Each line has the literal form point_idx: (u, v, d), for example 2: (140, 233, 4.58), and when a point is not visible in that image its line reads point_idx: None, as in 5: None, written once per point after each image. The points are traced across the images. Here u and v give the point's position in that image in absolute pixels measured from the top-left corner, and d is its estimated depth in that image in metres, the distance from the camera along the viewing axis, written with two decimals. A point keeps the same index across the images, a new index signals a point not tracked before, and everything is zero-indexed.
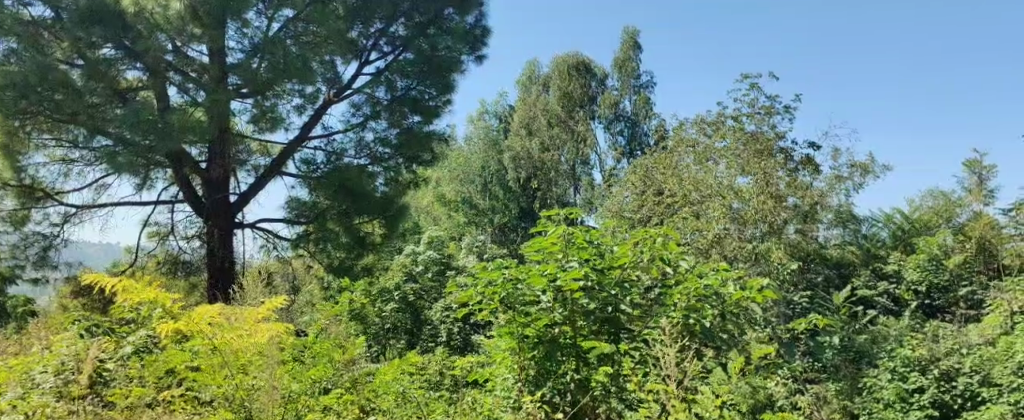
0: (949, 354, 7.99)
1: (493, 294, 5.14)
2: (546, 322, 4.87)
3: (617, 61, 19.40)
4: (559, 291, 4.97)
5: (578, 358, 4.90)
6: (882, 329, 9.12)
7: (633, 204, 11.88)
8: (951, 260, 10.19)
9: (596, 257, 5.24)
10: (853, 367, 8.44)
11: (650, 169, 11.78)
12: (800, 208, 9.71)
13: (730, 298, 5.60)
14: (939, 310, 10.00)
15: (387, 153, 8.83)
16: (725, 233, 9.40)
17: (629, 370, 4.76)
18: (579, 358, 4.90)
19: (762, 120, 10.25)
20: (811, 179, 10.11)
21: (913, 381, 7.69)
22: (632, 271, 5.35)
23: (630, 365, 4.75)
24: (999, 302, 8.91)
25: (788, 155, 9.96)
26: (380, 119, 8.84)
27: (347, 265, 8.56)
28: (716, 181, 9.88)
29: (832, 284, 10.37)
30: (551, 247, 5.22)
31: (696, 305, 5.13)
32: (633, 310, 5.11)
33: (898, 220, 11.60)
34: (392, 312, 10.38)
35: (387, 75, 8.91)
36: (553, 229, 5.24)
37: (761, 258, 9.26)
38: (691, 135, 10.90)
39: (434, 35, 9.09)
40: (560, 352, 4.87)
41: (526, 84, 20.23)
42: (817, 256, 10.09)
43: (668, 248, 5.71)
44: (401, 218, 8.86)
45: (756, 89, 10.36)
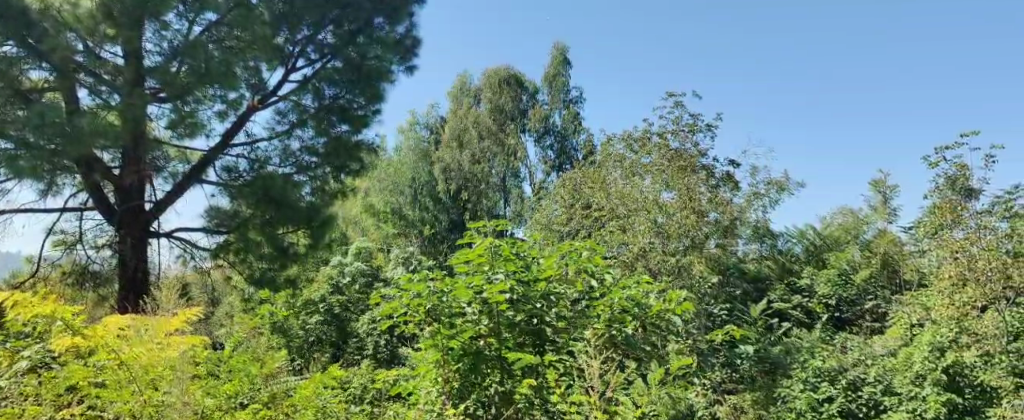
0: (856, 365, 8.41)
1: (418, 306, 5.03)
2: (471, 334, 4.82)
3: (547, 76, 19.67)
4: (485, 302, 4.99)
5: (502, 370, 4.89)
6: (794, 341, 9.46)
7: (561, 217, 12.07)
8: (859, 275, 10.78)
9: (522, 269, 5.28)
10: (769, 377, 8.73)
11: (579, 183, 12.00)
12: (721, 223, 10.00)
13: (650, 311, 5.62)
14: (846, 323, 10.53)
15: (313, 162, 8.70)
16: (650, 247, 9.65)
17: (554, 381, 4.85)
18: (503, 370, 4.90)
19: (686, 137, 10.57)
20: (731, 195, 10.51)
21: (824, 391, 8.03)
22: (557, 284, 5.45)
23: (555, 376, 4.83)
24: (900, 315, 9.41)
25: (710, 171, 10.31)
26: (306, 126, 8.71)
27: (269, 276, 8.34)
28: (642, 195, 10.09)
29: (750, 297, 10.71)
30: (477, 259, 5.23)
31: (617, 316, 5.26)
32: (558, 322, 5.21)
33: (811, 236, 12.10)
34: (316, 324, 10.17)
35: (313, 83, 8.78)
36: (481, 241, 5.28)
37: (684, 271, 9.51)
38: (619, 150, 11.22)
39: (363, 44, 9.00)
40: (485, 364, 4.84)
41: (457, 95, 20.21)
42: (734, 269, 10.42)
43: (593, 261, 5.84)
44: (328, 228, 8.66)
45: (679, 107, 10.70)
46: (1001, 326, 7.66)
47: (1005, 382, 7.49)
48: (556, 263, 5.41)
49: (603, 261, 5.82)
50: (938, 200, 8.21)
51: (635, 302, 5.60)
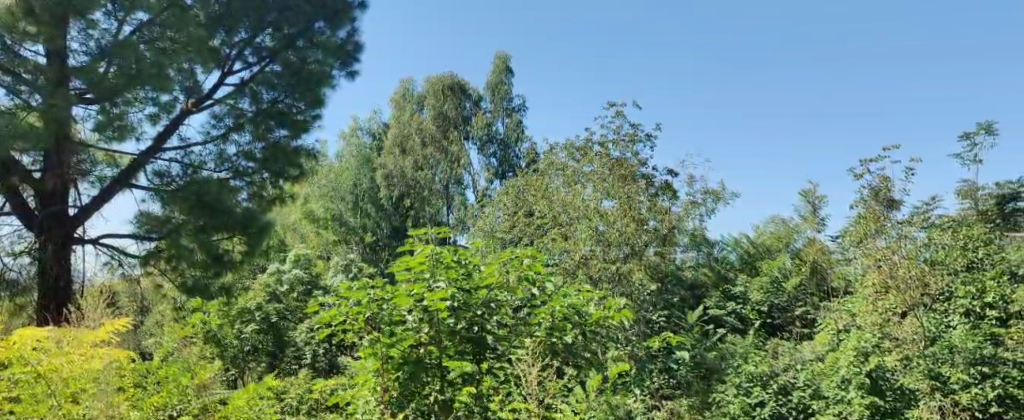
0: (787, 369, 8.65)
1: (358, 314, 4.97)
2: (410, 342, 4.79)
3: (489, 84, 19.77)
4: (426, 310, 4.89)
5: (442, 379, 4.87)
6: (728, 346, 9.73)
7: (504, 224, 12.12)
8: (790, 282, 11.06)
9: (464, 277, 5.12)
10: (704, 383, 8.96)
11: (522, 190, 12.10)
12: (660, 231, 10.19)
13: (588, 319, 5.73)
14: (778, 328, 10.94)
15: (250, 168, 8.48)
16: (591, 254, 9.80)
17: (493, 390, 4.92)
18: (443, 379, 4.88)
19: (626, 146, 10.75)
20: (670, 203, 10.72)
21: (756, 396, 8.30)
22: (498, 291, 5.27)
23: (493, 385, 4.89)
24: (828, 320, 9.65)
25: (649, 180, 10.56)
26: (243, 131, 8.50)
27: (202, 285, 7.99)
28: (584, 203, 10.22)
29: (687, 304, 10.98)
30: (418, 267, 5.06)
31: (558, 323, 5.34)
32: (500, 330, 5.17)
33: (745, 244, 12.41)
34: (252, 333, 9.90)
35: (251, 86, 8.59)
36: (421, 249, 5.08)
37: (623, 279, 9.71)
38: (561, 158, 11.34)
39: (303, 48, 8.87)
40: (425, 373, 4.81)
41: (399, 101, 20.05)
42: (672, 276, 10.60)
43: (533, 269, 5.77)
44: (265, 234, 8.39)
45: (620, 117, 10.90)
46: (920, 331, 7.94)
47: (920, 385, 7.63)
48: (497, 271, 5.27)
49: (543, 269, 5.74)
50: (862, 210, 8.69)
51: (574, 308, 5.67)
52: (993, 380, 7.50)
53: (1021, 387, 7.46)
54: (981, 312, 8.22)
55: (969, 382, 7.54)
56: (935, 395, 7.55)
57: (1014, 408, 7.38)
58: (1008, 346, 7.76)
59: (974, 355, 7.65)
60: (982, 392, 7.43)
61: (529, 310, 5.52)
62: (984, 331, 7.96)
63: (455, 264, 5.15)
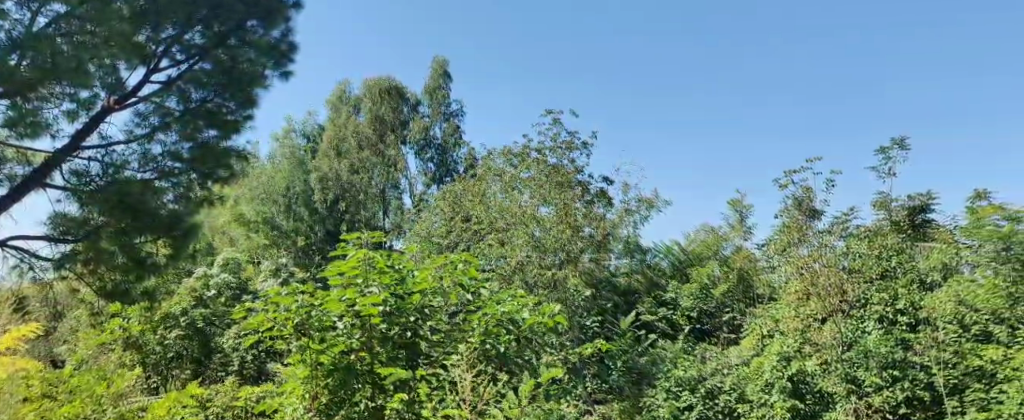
0: (714, 373, 8.86)
1: (286, 320, 4.80)
2: (342, 348, 4.73)
3: (427, 89, 19.70)
4: (358, 315, 4.84)
5: (374, 386, 4.82)
6: (659, 351, 9.93)
7: (441, 229, 12.06)
8: (718, 289, 11.35)
9: (397, 282, 5.09)
10: (635, 387, 9.14)
11: (460, 195, 12.11)
12: (596, 238, 10.37)
13: (524, 325, 5.41)
14: (707, 334, 11.25)
15: (177, 168, 7.92)
16: (527, 260, 9.80)
17: (426, 396, 4.86)
18: (376, 385, 4.83)
19: (563, 153, 10.86)
20: (605, 210, 10.90)
21: (685, 399, 8.53)
22: (432, 296, 5.26)
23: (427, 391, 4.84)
24: (754, 325, 9.90)
25: (585, 187, 10.73)
26: (171, 130, 7.95)
27: (123, 289, 7.67)
28: (521, 209, 10.31)
29: (620, 310, 11.21)
30: (350, 271, 4.97)
31: (492, 328, 5.15)
32: (434, 336, 5.18)
33: (676, 251, 12.66)
34: (177, 339, 9.58)
35: (179, 84, 8.05)
36: (353, 253, 5.02)
37: (558, 285, 9.73)
38: (498, 164, 11.39)
39: (235, 47, 8.29)
40: (357, 378, 4.75)
41: (336, 103, 19.92)
42: (606, 282, 10.75)
43: (468, 274, 5.54)
44: (190, 237, 7.96)
45: (557, 124, 11.04)
46: (839, 337, 8.28)
47: (838, 388, 7.95)
48: (431, 276, 5.28)
49: (479, 273, 5.58)
50: (785, 220, 9.13)
51: (507, 316, 5.33)
52: (903, 383, 7.79)
53: (928, 389, 7.77)
54: (893, 318, 8.49)
55: (881, 385, 7.82)
56: (851, 398, 7.87)
57: (920, 409, 7.76)
58: (916, 351, 8.08)
59: (887, 359, 7.90)
60: (893, 394, 7.73)
61: (462, 316, 5.41)
62: (895, 336, 8.21)
63: (388, 268, 5.13)
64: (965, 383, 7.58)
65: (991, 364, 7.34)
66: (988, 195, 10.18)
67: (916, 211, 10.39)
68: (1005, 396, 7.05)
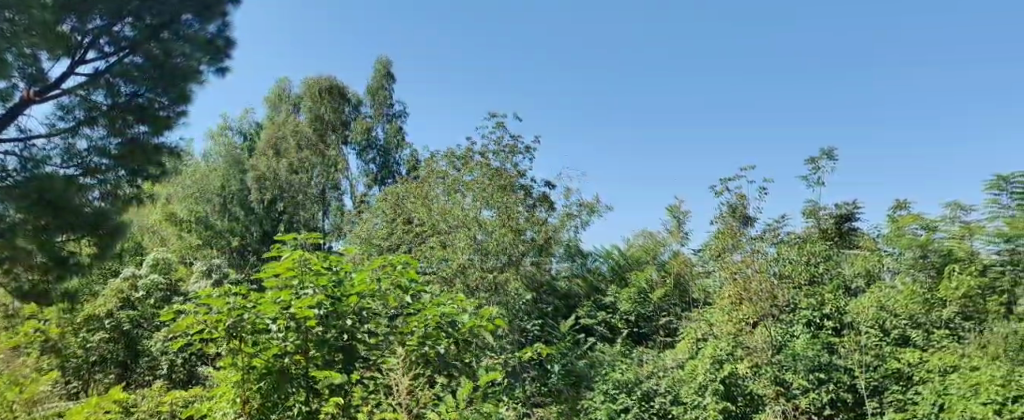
0: (650, 376, 9.01)
1: (217, 322, 4.57)
2: (274, 352, 4.57)
3: (369, 89, 19.53)
4: (293, 318, 4.63)
5: (308, 389, 4.67)
6: (597, 354, 10.05)
7: (382, 231, 11.94)
8: (655, 293, 11.57)
9: (334, 285, 4.83)
10: (573, 390, 9.19)
11: (402, 197, 12.02)
12: (538, 242, 10.42)
13: (464, 327, 5.15)
14: (644, 337, 11.45)
15: (105, 165, 7.53)
16: (469, 263, 9.72)
17: (361, 400, 4.78)
18: (310, 389, 4.68)
19: (506, 157, 10.88)
20: (547, 214, 10.97)
21: (621, 402, 8.60)
22: (371, 300, 4.97)
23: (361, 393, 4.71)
24: (688, 330, 10.07)
25: (527, 191, 10.85)
26: (97, 125, 7.51)
27: (43, 289, 7.25)
28: (463, 212, 10.20)
29: (560, 313, 11.33)
30: (286, 273, 4.77)
31: (431, 331, 4.98)
32: (369, 338, 4.93)
33: (616, 255, 12.86)
34: (99, 342, 9.28)
35: (107, 77, 7.57)
36: (289, 253, 4.80)
37: (499, 288, 9.74)
38: (442, 167, 11.30)
39: (169, 41, 7.88)
40: (290, 382, 4.60)
41: (275, 102, 19.58)
42: (547, 286, 10.84)
43: (408, 276, 5.23)
44: (119, 237, 7.61)
45: (501, 128, 11.07)
46: (769, 340, 8.48)
47: (768, 390, 8.12)
48: (368, 277, 4.97)
49: (420, 276, 5.25)
50: (720, 226, 9.40)
51: (446, 317, 5.07)
52: (828, 385, 8.04)
53: (851, 390, 8.05)
54: (820, 323, 8.92)
55: (808, 388, 8.05)
56: (779, 400, 8.06)
57: (844, 410, 8.00)
58: (841, 354, 8.39)
59: (813, 362, 8.25)
60: (819, 396, 7.96)
61: (398, 319, 5.07)
62: (821, 339, 8.60)
63: (325, 270, 4.89)
64: (885, 386, 7.93)
65: (908, 367, 7.87)
66: (908, 205, 10.68)
67: (843, 219, 10.90)
68: (920, 397, 7.47)
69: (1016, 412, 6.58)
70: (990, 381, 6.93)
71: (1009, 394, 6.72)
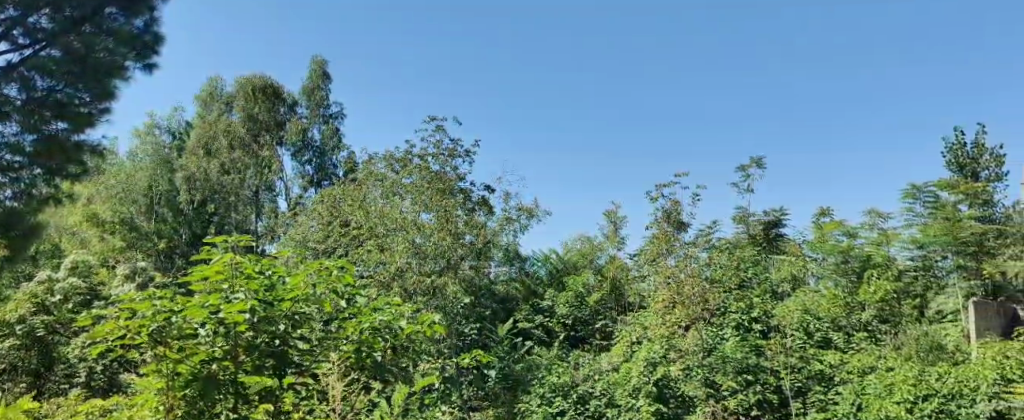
0: (585, 380, 8.97)
1: (139, 328, 4.06)
2: (201, 358, 4.09)
3: (305, 89, 19.31)
4: (222, 323, 4.17)
5: (237, 396, 4.23)
6: (535, 358, 10.09)
7: (317, 234, 11.78)
8: (591, 297, 11.74)
9: (265, 289, 4.40)
10: (510, 393, 9.20)
11: (338, 201, 11.86)
12: (476, 245, 10.34)
13: (402, 333, 4.77)
14: (580, 340, 11.55)
15: (18, 163, 7.07)
16: (406, 267, 9.61)
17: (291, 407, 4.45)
18: (239, 396, 4.24)
19: (445, 160, 10.81)
20: (486, 217, 10.94)
21: (557, 405, 8.46)
22: (305, 305, 4.50)
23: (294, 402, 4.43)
24: (624, 333, 10.30)
25: (467, 195, 10.66)
26: (8, 120, 6.91)
27: None
28: (401, 215, 10.04)
29: (498, 317, 11.30)
30: (215, 277, 4.29)
31: (370, 337, 4.60)
32: (303, 343, 4.52)
33: (554, 259, 13.12)
34: (11, 348, 8.74)
35: (20, 71, 7.04)
36: (219, 256, 4.35)
37: (438, 292, 9.69)
38: (380, 169, 11.12)
39: (91, 35, 7.48)
40: (218, 389, 4.11)
41: (207, 101, 19.03)
42: (485, 290, 10.82)
43: (343, 281, 4.79)
44: (34, 238, 7.16)
45: (440, 132, 11.00)
46: (700, 343, 8.67)
47: (697, 391, 8.20)
48: (304, 281, 4.51)
49: (355, 281, 4.82)
50: (656, 231, 9.56)
51: (384, 323, 4.70)
52: (755, 387, 8.15)
53: (776, 392, 8.15)
54: (748, 326, 9.13)
55: (736, 389, 8.15)
56: (708, 401, 8.11)
57: (769, 411, 8.08)
58: (767, 356, 8.51)
59: (741, 364, 8.34)
60: (746, 397, 8.04)
61: (333, 323, 4.71)
62: (749, 342, 8.71)
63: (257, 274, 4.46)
64: (808, 386, 8.13)
65: (829, 368, 8.21)
66: (832, 211, 11.12)
67: (771, 225, 11.40)
68: (840, 397, 7.74)
69: (926, 410, 6.97)
70: (903, 380, 7.35)
71: (920, 393, 7.11)
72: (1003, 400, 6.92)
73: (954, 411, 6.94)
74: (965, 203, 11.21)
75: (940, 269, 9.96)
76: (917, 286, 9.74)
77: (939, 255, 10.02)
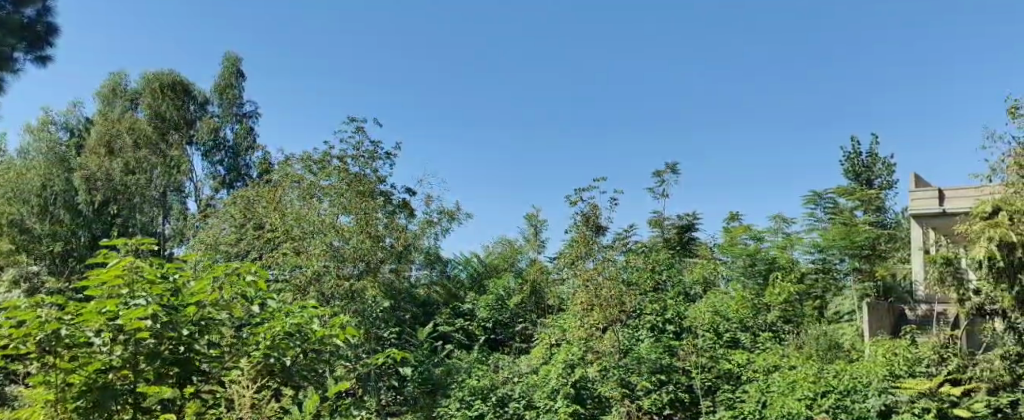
0: (505, 382, 8.96)
1: (25, 336, 3.51)
2: (97, 367, 3.57)
3: (217, 86, 19.16)
4: (121, 330, 3.65)
5: (135, 408, 3.72)
6: (454, 362, 10.02)
7: (230, 237, 11.40)
8: (512, 300, 11.81)
9: (170, 294, 3.86)
10: (429, 398, 9.07)
11: (252, 203, 11.54)
12: (396, 248, 10.23)
13: (314, 337, 4.36)
14: (500, 343, 11.57)
15: None
16: (324, 270, 9.24)
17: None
18: (138, 408, 3.72)
19: (366, 162, 10.62)
20: (407, 221, 11.00)
21: (476, 408, 8.41)
22: (215, 311, 4.01)
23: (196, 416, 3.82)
24: (544, 335, 10.39)
25: (388, 197, 10.57)
26: None
27: None
28: (319, 217, 9.75)
29: (418, 321, 11.21)
30: (112, 282, 3.72)
31: (280, 341, 4.20)
32: (211, 350, 4.01)
33: (475, 263, 13.16)
34: None
35: None
36: (118, 259, 3.78)
37: (356, 296, 9.36)
38: (298, 171, 10.87)
39: None
40: (116, 401, 3.59)
41: (108, 97, 18.05)
42: (405, 293, 10.66)
43: (255, 285, 4.32)
44: None
45: (361, 133, 10.81)
46: (616, 344, 8.90)
47: (614, 392, 8.28)
48: (212, 285, 4.00)
49: (268, 285, 4.40)
50: (575, 234, 9.65)
51: (295, 327, 4.31)
52: (667, 386, 8.34)
53: (687, 391, 8.38)
54: (662, 327, 9.36)
55: (651, 389, 8.30)
56: (624, 401, 8.19)
57: (681, 410, 8.29)
58: (680, 356, 8.75)
59: (655, 364, 8.55)
60: (659, 397, 8.19)
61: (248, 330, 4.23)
62: (663, 343, 8.98)
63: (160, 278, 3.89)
64: (717, 385, 8.38)
65: (737, 367, 8.48)
66: (740, 217, 11.57)
67: (685, 229, 11.99)
68: (746, 395, 7.93)
69: (824, 405, 7.35)
70: (805, 378, 7.74)
71: (818, 389, 7.52)
72: (891, 395, 7.36)
73: (850, 406, 7.35)
74: (861, 209, 11.90)
75: (838, 272, 10.57)
76: (817, 287, 10.31)
77: (838, 258, 10.62)
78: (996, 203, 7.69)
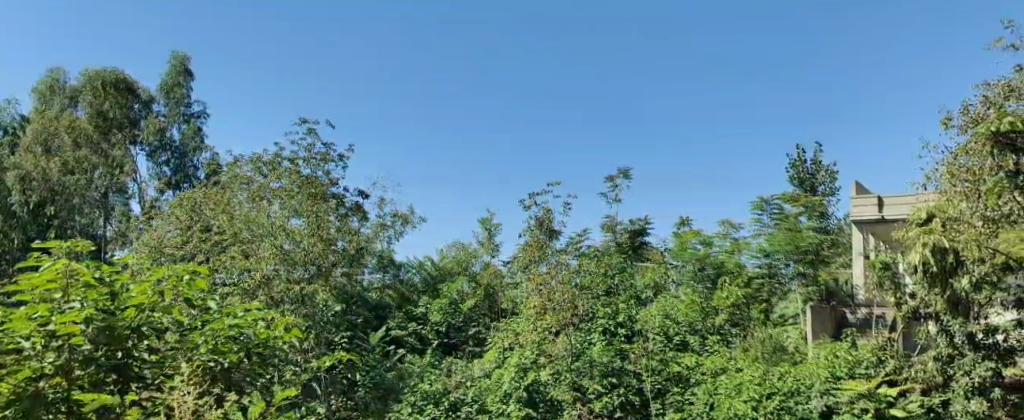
0: (458, 386, 8.95)
1: None
2: (26, 374, 3.26)
3: (162, 85, 18.75)
4: (53, 336, 3.37)
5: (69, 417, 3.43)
6: (407, 366, 9.94)
7: (175, 239, 11.11)
8: (465, 304, 11.80)
9: (108, 298, 3.68)
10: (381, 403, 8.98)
11: (199, 204, 11.32)
12: (348, 252, 9.98)
13: (257, 340, 4.21)
14: (453, 348, 11.47)
15: None
16: (273, 274, 9.11)
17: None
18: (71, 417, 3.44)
19: (317, 164, 10.46)
20: (360, 224, 10.86)
21: (427, 412, 8.39)
22: (155, 314, 3.84)
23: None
24: (497, 338, 10.41)
25: (340, 199, 10.32)
26: None
27: None
28: (268, 220, 9.58)
29: (371, 325, 11.13)
30: (44, 286, 3.52)
31: (220, 344, 4.02)
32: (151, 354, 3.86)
33: (428, 266, 13.11)
34: None
35: None
36: (51, 262, 3.58)
37: (306, 300, 9.20)
38: (246, 172, 10.64)
39: None
40: (49, 409, 3.31)
41: (45, 95, 17.48)
42: (357, 297, 10.49)
43: (197, 286, 4.15)
44: None
45: (312, 135, 10.61)
46: (569, 348, 8.72)
47: (565, 396, 8.36)
48: (152, 288, 3.84)
49: (211, 286, 4.23)
50: (529, 238, 9.74)
51: (236, 329, 4.12)
52: (618, 389, 8.44)
53: (637, 394, 8.49)
54: (614, 331, 9.51)
55: (602, 392, 8.40)
56: (575, 405, 8.32)
57: (631, 412, 8.39)
58: (630, 359, 8.86)
59: (607, 367, 8.62)
60: (611, 399, 8.30)
61: (189, 334, 4.06)
62: (614, 346, 9.09)
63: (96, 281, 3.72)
64: (666, 388, 8.51)
65: (686, 370, 8.58)
66: (690, 221, 11.77)
67: (636, 234, 12.44)
68: (695, 397, 8.10)
69: (769, 407, 7.50)
70: (751, 381, 7.81)
71: (764, 391, 7.64)
72: (833, 396, 7.63)
73: (793, 407, 7.54)
74: (805, 215, 12.20)
75: (783, 275, 10.84)
76: (763, 292, 10.50)
77: (783, 263, 10.88)
78: (931, 210, 8.13)
